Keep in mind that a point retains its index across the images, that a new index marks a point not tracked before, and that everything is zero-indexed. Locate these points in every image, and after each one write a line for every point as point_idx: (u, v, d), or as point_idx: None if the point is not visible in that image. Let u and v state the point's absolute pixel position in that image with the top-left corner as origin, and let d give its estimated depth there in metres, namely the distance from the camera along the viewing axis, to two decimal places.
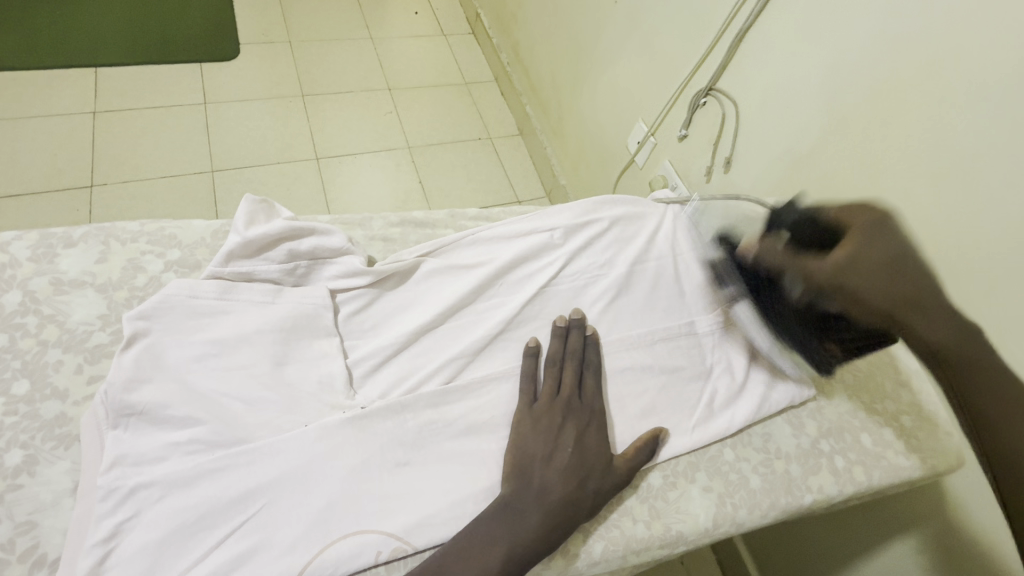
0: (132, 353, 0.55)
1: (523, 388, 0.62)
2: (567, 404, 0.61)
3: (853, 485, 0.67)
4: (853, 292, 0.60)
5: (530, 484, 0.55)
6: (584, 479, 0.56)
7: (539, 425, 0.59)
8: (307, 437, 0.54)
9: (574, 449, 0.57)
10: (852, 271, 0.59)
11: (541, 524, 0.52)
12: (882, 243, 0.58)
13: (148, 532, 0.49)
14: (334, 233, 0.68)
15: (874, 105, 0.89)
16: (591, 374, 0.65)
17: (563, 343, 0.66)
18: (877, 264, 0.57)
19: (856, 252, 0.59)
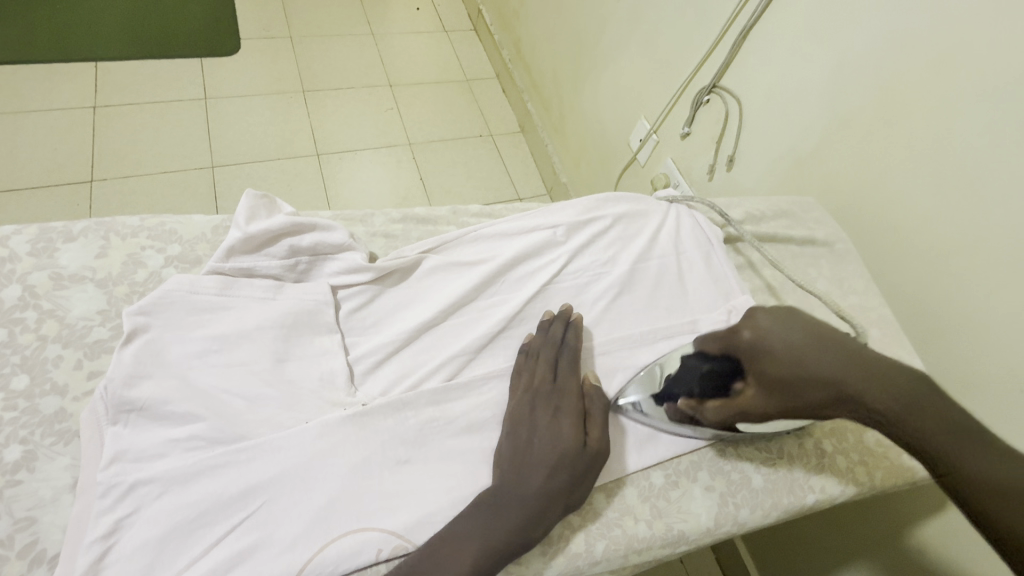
0: (131, 349, 0.55)
1: (509, 385, 0.62)
2: (537, 395, 0.60)
3: (856, 486, 0.67)
4: (785, 411, 0.57)
5: (508, 477, 0.54)
6: (553, 466, 0.54)
7: (510, 419, 0.58)
8: (308, 433, 0.54)
9: (541, 439, 0.56)
10: (767, 393, 0.57)
11: (521, 520, 0.51)
12: (765, 355, 0.57)
13: (147, 529, 0.49)
14: (335, 230, 0.67)
15: (878, 104, 0.89)
16: (565, 359, 0.63)
17: (543, 334, 0.65)
18: (779, 382, 0.56)
19: (755, 372, 0.58)
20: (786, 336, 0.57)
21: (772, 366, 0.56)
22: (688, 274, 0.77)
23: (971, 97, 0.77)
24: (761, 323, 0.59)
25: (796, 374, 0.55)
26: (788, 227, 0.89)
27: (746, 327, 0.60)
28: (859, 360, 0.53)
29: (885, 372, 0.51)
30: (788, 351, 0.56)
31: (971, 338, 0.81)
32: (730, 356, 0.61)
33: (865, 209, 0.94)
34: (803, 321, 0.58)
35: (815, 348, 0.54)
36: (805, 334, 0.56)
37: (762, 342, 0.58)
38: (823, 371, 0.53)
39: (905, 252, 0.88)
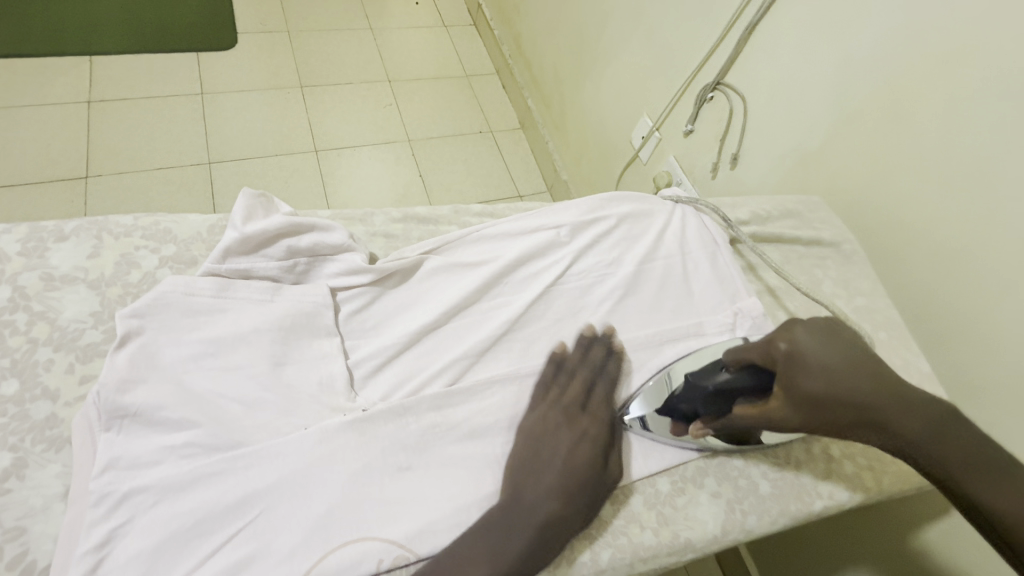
0: (125, 352, 0.53)
1: (533, 392, 0.62)
2: (565, 411, 0.59)
3: (864, 492, 0.66)
4: (813, 427, 0.54)
5: (523, 495, 0.53)
6: (570, 490, 0.53)
7: (534, 430, 0.57)
8: (306, 440, 0.52)
9: (561, 459, 0.55)
10: (796, 410, 0.55)
11: (525, 540, 0.50)
12: (801, 372, 0.53)
13: (141, 539, 0.47)
14: (335, 230, 0.66)
15: (886, 103, 0.88)
16: (603, 384, 0.62)
17: (584, 354, 0.64)
18: (814, 400, 0.53)
19: (786, 387, 0.55)
20: (823, 354, 0.53)
21: (807, 383, 0.53)
22: (693, 275, 0.76)
23: (982, 97, 0.76)
24: (799, 334, 0.55)
25: (832, 395, 0.52)
26: (794, 228, 0.88)
27: (781, 337, 0.56)
28: (889, 386, 0.52)
29: (912, 400, 0.51)
30: (825, 371, 0.53)
31: (979, 339, 0.80)
32: (760, 367, 0.58)
33: (871, 206, 0.92)
34: (838, 336, 0.55)
35: (850, 370, 0.53)
36: (842, 354, 0.53)
37: (799, 358, 0.54)
38: (855, 394, 0.52)
39: (910, 247, 0.87)
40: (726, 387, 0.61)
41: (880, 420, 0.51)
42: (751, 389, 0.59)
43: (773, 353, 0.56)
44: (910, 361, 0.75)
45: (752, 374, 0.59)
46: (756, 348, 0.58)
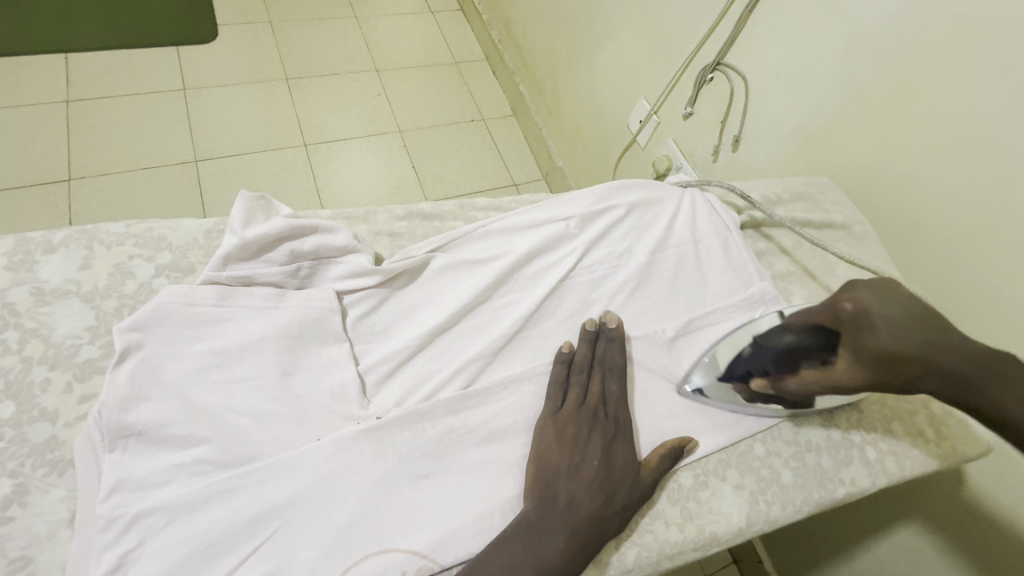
0: (125, 369, 0.51)
1: (549, 394, 0.59)
2: (593, 414, 0.57)
3: (886, 477, 0.65)
4: (881, 384, 0.52)
5: (557, 499, 0.51)
6: (611, 494, 0.53)
7: (565, 434, 0.56)
8: (321, 451, 0.51)
9: (601, 463, 0.54)
10: (864, 372, 0.52)
11: (567, 545, 0.49)
12: (867, 330, 0.51)
13: (153, 564, 0.45)
14: (339, 230, 0.62)
15: (897, 79, 0.85)
16: (616, 380, 0.61)
17: (590, 348, 0.62)
18: (883, 356, 0.50)
19: (852, 345, 0.53)
20: (889, 309, 0.50)
21: (874, 340, 0.51)
22: (707, 263, 0.74)
23: (996, 72, 0.74)
24: (863, 294, 0.53)
25: (902, 348, 0.49)
26: (805, 210, 0.86)
27: (845, 298, 0.53)
28: (948, 335, 0.50)
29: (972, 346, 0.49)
30: (892, 326, 0.50)
31: (990, 318, 0.79)
32: (826, 328, 0.56)
33: (878, 186, 0.91)
34: (895, 289, 0.52)
35: (914, 323, 0.50)
36: (908, 308, 0.51)
37: (865, 314, 0.51)
38: (921, 346, 0.49)
39: (913, 227, 0.87)
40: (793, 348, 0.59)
41: (941, 369, 0.49)
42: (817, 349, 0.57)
43: (837, 315, 0.54)
44: None
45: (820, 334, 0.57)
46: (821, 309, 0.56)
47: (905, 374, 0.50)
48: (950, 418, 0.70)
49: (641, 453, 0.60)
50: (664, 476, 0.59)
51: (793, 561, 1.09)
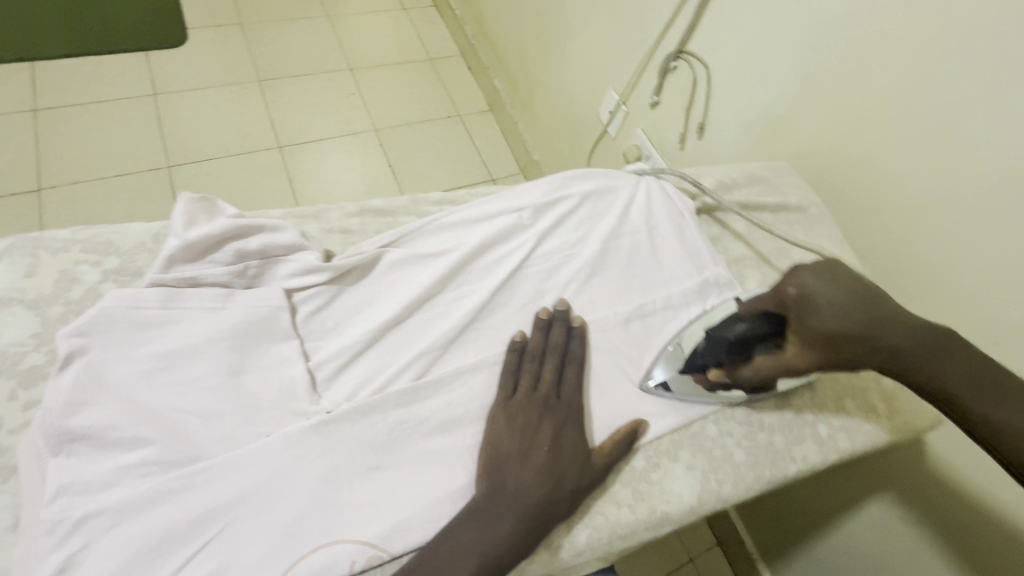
0: (69, 373, 0.51)
1: (501, 382, 0.60)
2: (544, 401, 0.58)
3: (837, 453, 0.66)
4: (830, 366, 0.55)
5: (505, 485, 0.52)
6: (559, 479, 0.53)
7: (515, 421, 0.56)
8: (270, 447, 0.51)
9: (550, 449, 0.55)
10: (811, 352, 0.55)
11: (514, 530, 0.50)
12: (813, 314, 0.54)
13: (98, 565, 0.46)
14: (285, 229, 0.62)
15: (852, 61, 0.86)
16: (572, 369, 0.61)
17: (545, 336, 0.63)
18: (827, 337, 0.53)
19: (799, 329, 0.56)
20: (831, 293, 0.54)
21: (819, 323, 0.54)
22: (662, 249, 0.75)
23: (945, 52, 0.75)
24: (806, 277, 0.56)
25: (845, 330, 0.52)
26: (762, 194, 0.87)
27: (790, 283, 0.57)
28: (892, 317, 0.52)
29: (916, 326, 0.51)
30: (835, 309, 0.53)
31: (941, 293, 0.82)
32: (775, 313, 0.59)
33: (836, 169, 0.92)
34: (838, 273, 0.55)
35: (854, 303, 0.53)
36: (849, 290, 0.54)
37: (810, 300, 0.54)
38: (864, 327, 0.52)
39: (870, 209, 0.89)
40: (745, 336, 0.62)
41: (883, 348, 0.51)
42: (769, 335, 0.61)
43: (784, 299, 0.57)
44: None
45: (770, 321, 0.60)
46: (768, 298, 0.60)
47: (851, 355, 0.53)
48: (902, 392, 0.72)
49: (596, 440, 0.60)
50: (618, 461, 0.60)
51: (767, 538, 1.12)
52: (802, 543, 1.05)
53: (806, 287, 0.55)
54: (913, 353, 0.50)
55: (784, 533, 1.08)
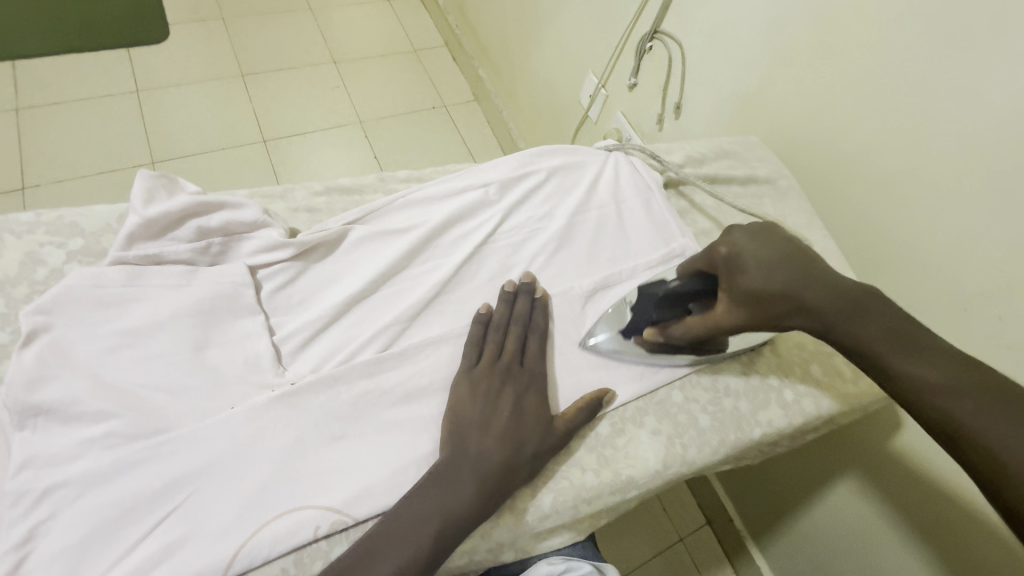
0: (32, 350, 0.51)
1: (465, 353, 0.61)
2: (506, 369, 0.59)
3: (803, 417, 0.67)
4: (757, 322, 0.56)
5: (466, 450, 0.53)
6: (520, 444, 0.54)
7: (478, 389, 0.57)
8: (234, 420, 0.52)
9: (511, 415, 0.56)
10: (739, 308, 0.57)
11: (474, 493, 0.51)
12: (741, 272, 0.56)
13: (64, 534, 0.46)
14: (246, 206, 0.63)
15: (819, 34, 0.87)
16: (534, 339, 0.62)
17: (509, 308, 0.64)
18: (753, 293, 0.55)
19: (728, 287, 0.58)
20: (758, 251, 0.56)
21: (746, 279, 0.55)
22: (629, 222, 0.76)
23: (906, 20, 0.76)
24: (737, 238, 0.58)
25: (770, 286, 0.54)
26: (731, 167, 0.87)
27: (721, 243, 0.58)
28: (820, 276, 0.53)
29: (842, 284, 0.52)
30: (762, 266, 0.55)
31: (909, 261, 0.82)
32: (705, 272, 0.61)
33: (806, 142, 0.93)
34: (770, 234, 0.57)
35: (780, 261, 0.54)
36: (777, 249, 0.55)
37: (738, 258, 0.56)
38: (788, 283, 0.53)
39: (841, 181, 0.89)
40: (676, 294, 0.64)
41: (805, 303, 0.53)
42: (702, 295, 0.62)
43: (715, 259, 0.59)
44: None
45: (701, 279, 0.62)
46: (700, 257, 0.61)
47: (777, 310, 0.54)
48: None
49: (561, 408, 0.61)
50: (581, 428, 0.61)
51: (753, 508, 1.15)
52: (781, 503, 1.09)
53: (736, 245, 0.57)
54: (833, 308, 0.52)
55: (764, 495, 1.12)
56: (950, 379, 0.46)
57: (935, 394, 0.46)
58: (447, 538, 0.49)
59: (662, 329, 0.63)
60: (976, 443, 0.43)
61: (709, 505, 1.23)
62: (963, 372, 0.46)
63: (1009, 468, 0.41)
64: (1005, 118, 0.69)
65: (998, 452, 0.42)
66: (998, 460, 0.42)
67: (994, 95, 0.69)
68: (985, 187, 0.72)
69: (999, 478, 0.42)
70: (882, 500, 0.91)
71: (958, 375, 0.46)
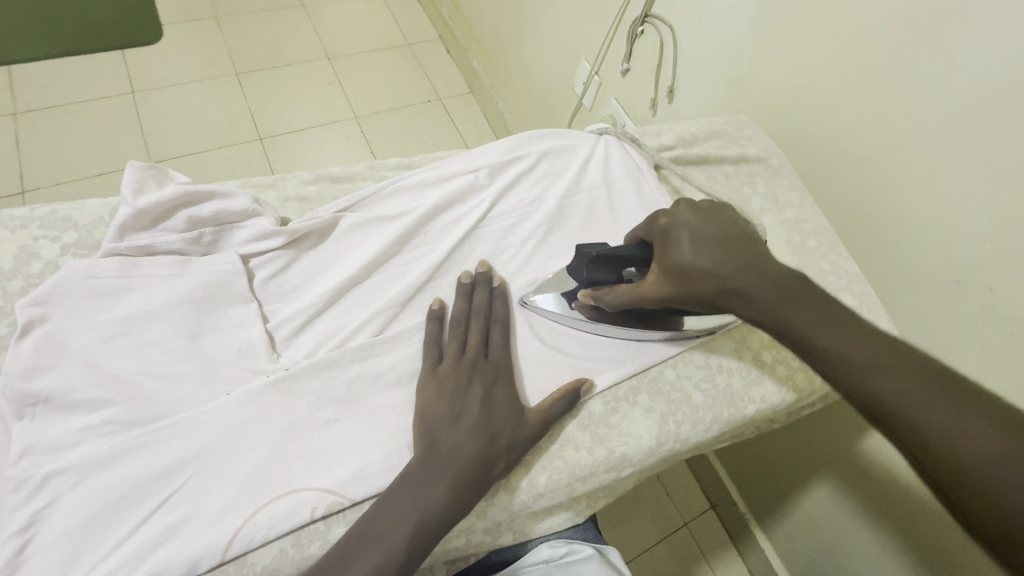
0: (29, 341, 0.52)
1: (426, 352, 0.59)
2: (471, 364, 0.58)
3: (796, 392, 0.67)
4: (682, 298, 0.56)
5: (439, 447, 0.52)
6: (494, 436, 0.54)
7: (444, 387, 0.56)
8: (230, 405, 0.53)
9: (482, 409, 0.55)
10: (666, 279, 0.56)
11: (451, 489, 0.50)
12: (673, 242, 0.57)
13: (66, 518, 0.47)
14: (237, 195, 0.63)
15: (806, 10, 0.86)
16: (497, 330, 0.62)
17: (467, 301, 0.63)
18: (682, 265, 0.55)
19: (660, 258, 0.58)
20: (694, 226, 0.57)
21: (677, 251, 0.56)
22: (619, 204, 0.76)
23: None
24: (680, 211, 0.59)
25: (699, 258, 0.54)
26: (722, 147, 0.87)
27: (662, 214, 0.60)
28: (751, 257, 0.54)
29: (769, 266, 0.53)
30: (692, 240, 0.56)
31: (903, 237, 0.82)
32: (645, 242, 0.61)
33: (796, 120, 0.92)
34: (712, 212, 0.59)
35: (712, 238, 0.55)
36: (712, 227, 0.57)
37: (673, 229, 0.57)
38: (716, 260, 0.54)
39: (832, 158, 0.88)
40: (614, 259, 0.62)
41: (734, 284, 0.53)
42: (640, 264, 0.62)
43: (653, 230, 0.60)
44: (838, 264, 0.77)
45: (643, 247, 0.61)
46: (642, 226, 0.62)
47: (701, 282, 0.54)
48: None
49: (533, 400, 0.60)
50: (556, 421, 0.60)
51: (754, 490, 1.17)
52: (779, 481, 1.10)
53: (674, 219, 0.58)
54: (760, 289, 0.51)
55: (763, 472, 1.13)
56: (880, 359, 0.45)
57: (864, 374, 0.45)
58: (437, 527, 0.49)
59: (594, 293, 0.63)
60: (907, 424, 0.42)
61: (711, 487, 1.24)
62: (892, 353, 0.45)
63: (931, 442, 0.40)
64: (990, 87, 0.69)
65: (925, 428, 0.41)
66: (927, 439, 0.41)
67: (980, 66, 0.69)
68: (971, 157, 0.72)
69: (923, 452, 0.41)
70: (876, 475, 0.92)
71: (884, 355, 0.45)
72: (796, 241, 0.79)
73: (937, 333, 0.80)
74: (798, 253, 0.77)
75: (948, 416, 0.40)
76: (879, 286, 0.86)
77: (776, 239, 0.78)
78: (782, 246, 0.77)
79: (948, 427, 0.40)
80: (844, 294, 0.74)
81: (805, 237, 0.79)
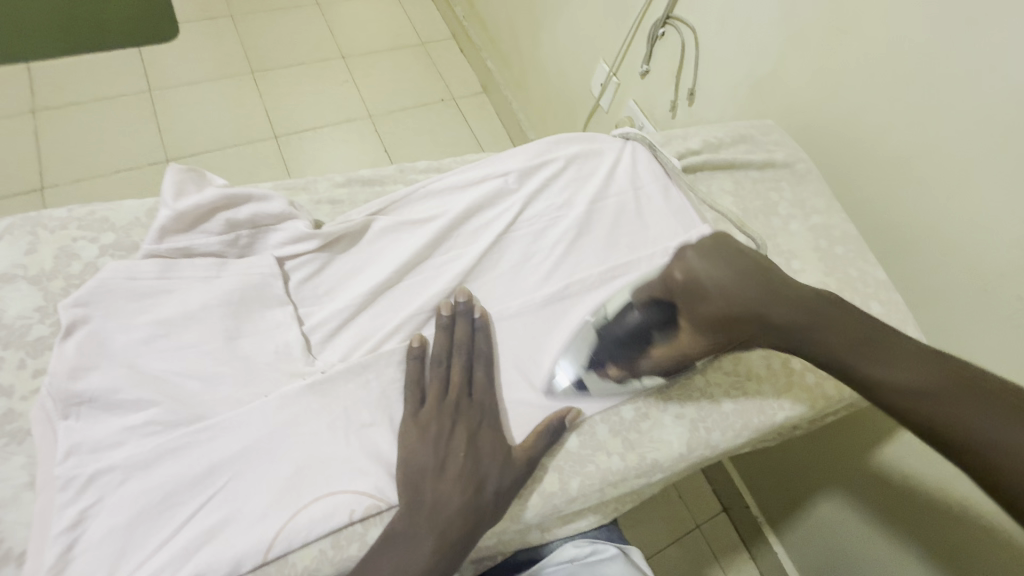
0: (72, 341, 0.52)
1: (407, 395, 0.57)
2: (455, 406, 0.57)
3: (825, 400, 0.67)
4: (720, 344, 0.59)
5: (424, 499, 0.51)
6: (481, 484, 0.53)
7: (427, 435, 0.54)
8: (267, 408, 0.53)
9: (467, 456, 0.54)
10: (703, 334, 0.58)
11: (437, 544, 0.50)
12: (700, 299, 0.57)
13: (112, 517, 0.48)
14: (273, 198, 0.64)
15: (833, 14, 0.86)
16: (481, 367, 0.60)
17: (449, 335, 0.61)
18: (715, 319, 0.57)
19: (689, 317, 0.58)
20: (714, 273, 0.57)
21: (706, 304, 0.57)
22: (648, 209, 0.76)
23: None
24: (692, 262, 0.58)
25: (730, 310, 0.56)
26: (747, 152, 0.87)
27: (676, 268, 0.59)
28: (778, 293, 0.56)
29: (798, 300, 0.55)
30: (719, 291, 0.56)
31: (929, 245, 0.81)
32: (661, 302, 0.60)
33: (822, 126, 0.92)
34: (722, 250, 0.58)
35: (737, 282, 0.56)
36: (732, 270, 0.57)
37: (695, 285, 0.57)
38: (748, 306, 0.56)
39: (857, 165, 0.88)
40: (636, 330, 0.61)
41: (772, 325, 0.55)
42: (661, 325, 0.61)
43: (670, 289, 0.59)
44: (865, 271, 0.77)
45: (660, 309, 0.60)
46: (653, 286, 0.60)
47: (740, 330, 0.57)
48: None
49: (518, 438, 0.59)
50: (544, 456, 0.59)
51: (767, 494, 1.16)
52: (794, 484, 1.10)
53: (692, 270, 0.58)
54: (798, 327, 0.55)
55: (777, 475, 1.13)
56: (921, 380, 0.49)
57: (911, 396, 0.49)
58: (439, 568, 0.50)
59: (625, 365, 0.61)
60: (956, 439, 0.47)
61: (723, 490, 1.24)
62: (930, 370, 0.50)
63: (979, 452, 0.46)
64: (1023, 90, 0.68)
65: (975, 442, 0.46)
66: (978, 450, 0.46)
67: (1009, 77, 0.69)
68: (1001, 167, 0.71)
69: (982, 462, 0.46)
70: (895, 484, 0.92)
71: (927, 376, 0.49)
72: (823, 248, 0.79)
73: (962, 341, 0.80)
74: (826, 261, 0.77)
75: (989, 425, 0.46)
76: (905, 293, 0.85)
77: (803, 246, 0.78)
78: (809, 253, 0.77)
79: (992, 438, 0.45)
80: (872, 302, 0.74)
81: (833, 243, 0.79)
